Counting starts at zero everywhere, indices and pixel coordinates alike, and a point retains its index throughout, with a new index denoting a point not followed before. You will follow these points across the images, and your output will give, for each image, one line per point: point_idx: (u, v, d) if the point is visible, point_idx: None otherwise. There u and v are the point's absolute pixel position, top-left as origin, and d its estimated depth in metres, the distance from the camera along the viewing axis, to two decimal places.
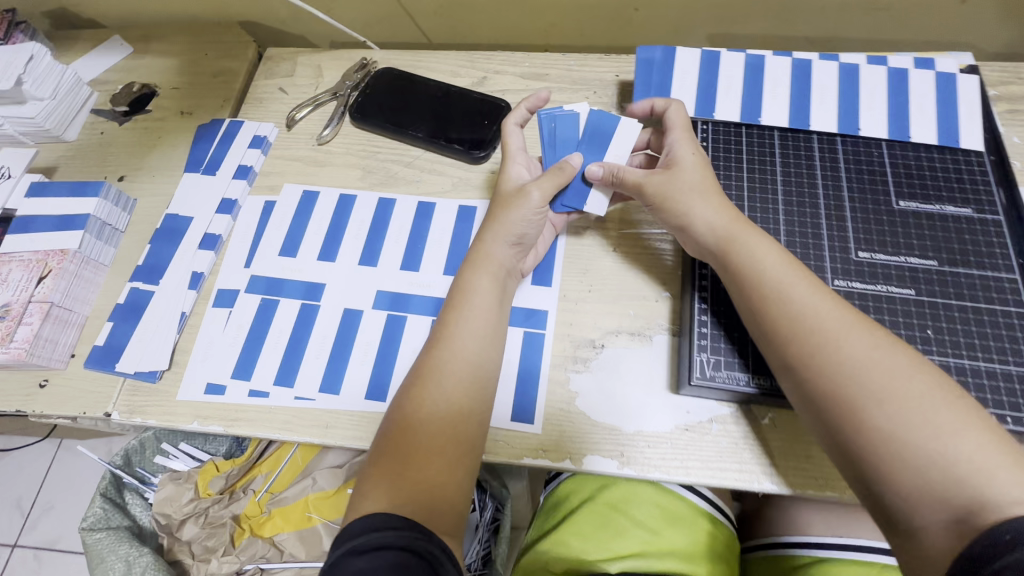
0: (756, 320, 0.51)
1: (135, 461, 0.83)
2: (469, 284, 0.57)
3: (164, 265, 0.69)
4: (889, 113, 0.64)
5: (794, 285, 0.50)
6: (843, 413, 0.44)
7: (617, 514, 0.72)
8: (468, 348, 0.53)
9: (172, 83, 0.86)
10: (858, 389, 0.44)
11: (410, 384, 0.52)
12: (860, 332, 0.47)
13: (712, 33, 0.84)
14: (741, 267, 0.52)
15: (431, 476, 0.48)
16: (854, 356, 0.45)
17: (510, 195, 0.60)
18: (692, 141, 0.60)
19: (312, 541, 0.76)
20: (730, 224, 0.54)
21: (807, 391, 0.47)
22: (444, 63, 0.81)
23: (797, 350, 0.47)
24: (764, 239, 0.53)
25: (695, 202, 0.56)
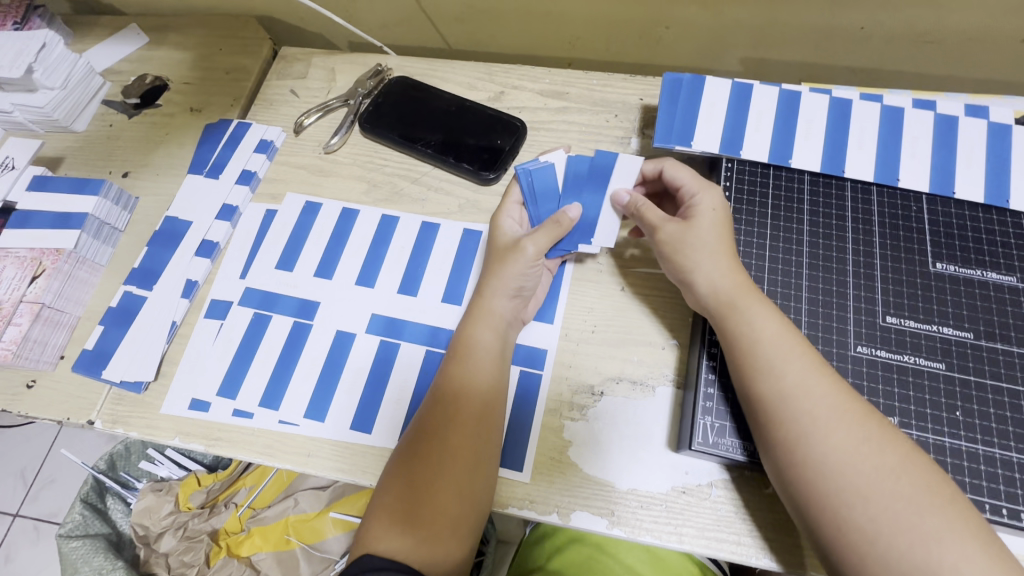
0: (745, 390, 0.48)
1: (119, 466, 0.92)
2: (472, 336, 0.55)
3: (160, 270, 0.68)
4: (932, 164, 0.59)
5: (789, 359, 0.46)
6: (824, 505, 0.42)
7: (604, 557, 0.68)
8: (472, 402, 0.52)
9: (184, 77, 0.84)
10: (842, 482, 0.42)
11: (411, 436, 0.51)
12: (852, 417, 0.44)
13: (747, 57, 0.79)
14: (735, 334, 0.49)
15: (433, 535, 0.47)
16: (839, 448, 0.42)
17: (506, 248, 0.59)
18: (718, 195, 0.56)
19: (289, 563, 0.81)
20: (734, 288, 0.51)
21: (788, 476, 0.44)
22: (461, 74, 0.78)
23: (784, 433, 0.44)
24: (766, 307, 0.50)
25: (704, 258, 0.53)
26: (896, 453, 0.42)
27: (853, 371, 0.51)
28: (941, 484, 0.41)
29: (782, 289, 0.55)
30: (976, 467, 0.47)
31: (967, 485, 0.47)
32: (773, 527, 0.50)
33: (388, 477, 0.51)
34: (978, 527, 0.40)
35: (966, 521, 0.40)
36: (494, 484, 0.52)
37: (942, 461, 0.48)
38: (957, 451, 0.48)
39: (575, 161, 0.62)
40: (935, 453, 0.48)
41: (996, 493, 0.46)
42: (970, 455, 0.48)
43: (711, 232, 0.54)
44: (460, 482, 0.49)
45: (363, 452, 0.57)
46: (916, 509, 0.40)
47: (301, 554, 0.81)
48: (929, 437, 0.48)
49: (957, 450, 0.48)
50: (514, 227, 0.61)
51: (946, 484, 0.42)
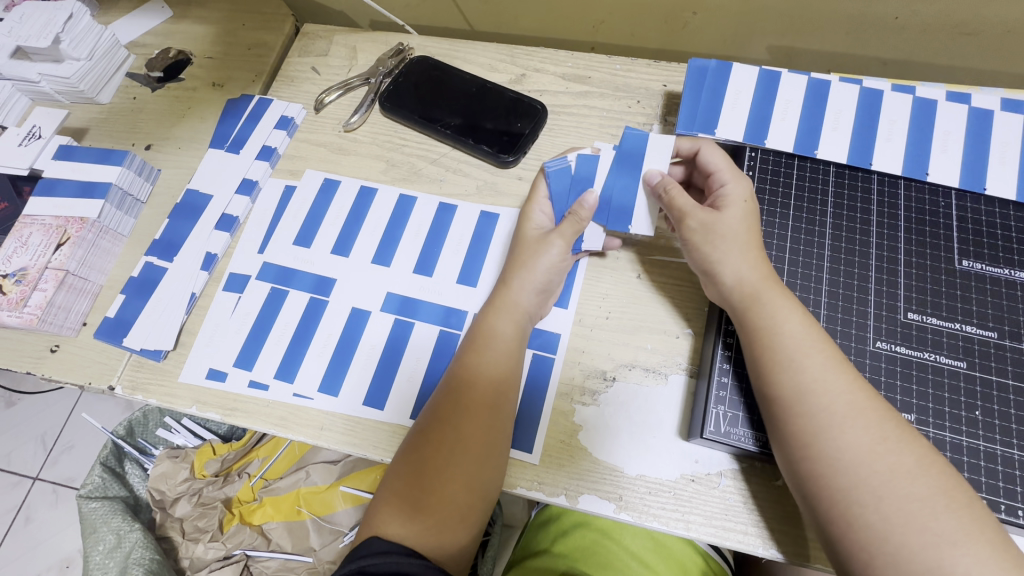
0: (762, 381, 0.47)
1: (137, 432, 0.94)
2: (491, 326, 0.55)
3: (180, 241, 0.69)
4: (964, 159, 0.57)
5: (809, 354, 0.46)
6: (835, 501, 0.42)
7: (608, 542, 0.69)
8: (486, 392, 0.52)
9: (207, 52, 0.84)
10: (855, 479, 0.41)
11: (423, 424, 0.52)
12: (871, 416, 0.43)
13: (775, 45, 0.78)
14: (755, 327, 0.48)
15: (441, 523, 0.48)
16: (856, 445, 0.42)
17: (534, 240, 0.59)
18: (748, 185, 0.56)
19: (299, 533, 0.84)
20: (760, 280, 0.50)
21: (801, 470, 0.44)
22: (482, 55, 0.77)
23: (801, 427, 0.44)
24: (789, 301, 0.49)
25: (732, 251, 0.52)
26: (911, 454, 0.42)
27: (870, 366, 0.51)
28: (954, 485, 0.41)
29: (802, 282, 0.54)
30: (993, 467, 0.47)
31: (983, 485, 0.46)
32: (782, 519, 0.50)
33: (398, 463, 0.51)
34: (990, 529, 0.39)
35: (979, 522, 0.40)
36: (503, 474, 0.52)
37: (958, 459, 0.47)
38: (974, 450, 0.47)
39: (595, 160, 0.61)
40: (952, 452, 0.47)
41: (1013, 494, 0.46)
42: (987, 455, 0.47)
43: (742, 223, 0.53)
44: (470, 472, 0.49)
45: (376, 428, 0.58)
46: (926, 509, 0.40)
47: (311, 526, 0.83)
48: (946, 435, 0.48)
49: (974, 450, 0.47)
50: (542, 220, 0.61)
51: (959, 485, 0.41)
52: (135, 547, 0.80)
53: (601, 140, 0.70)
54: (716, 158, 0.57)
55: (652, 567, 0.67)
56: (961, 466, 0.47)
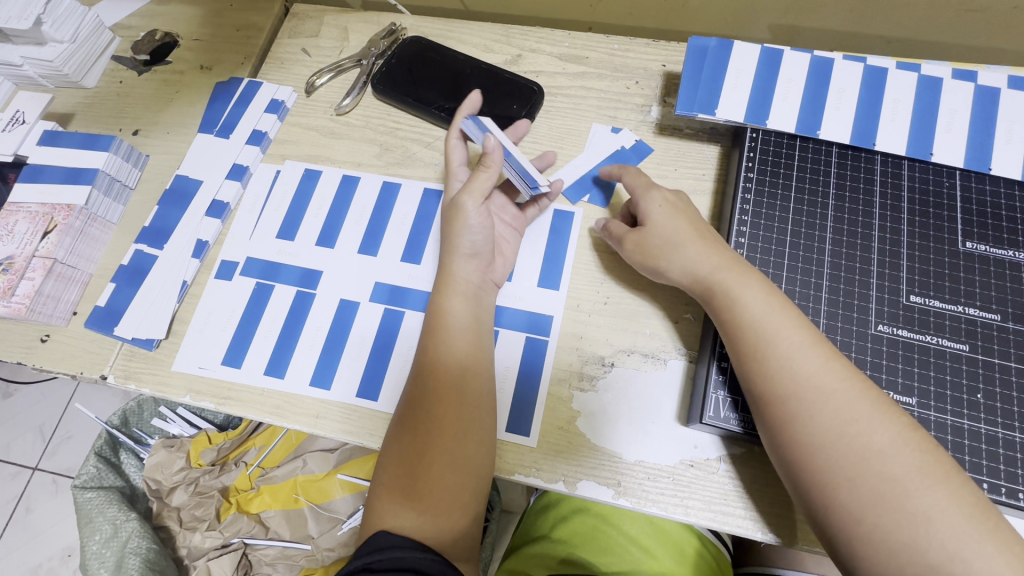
0: (739, 366, 0.47)
1: (132, 422, 0.93)
2: (444, 308, 0.55)
3: (170, 229, 0.67)
4: (969, 138, 0.56)
5: (790, 349, 0.45)
6: (818, 482, 0.41)
7: (607, 527, 0.69)
8: (452, 370, 0.52)
9: (194, 34, 0.82)
10: (836, 460, 0.41)
11: (398, 416, 0.51)
12: (855, 410, 0.42)
13: (776, 24, 0.76)
14: (741, 325, 0.47)
15: (436, 507, 0.47)
16: (844, 442, 0.41)
17: (449, 210, 0.59)
18: (659, 192, 0.57)
19: (296, 521, 0.84)
20: (731, 275, 0.49)
21: (783, 454, 0.44)
22: (477, 36, 0.76)
23: (774, 410, 0.44)
24: (768, 293, 0.48)
25: (674, 255, 0.53)
26: (910, 438, 0.41)
27: (872, 351, 0.50)
28: (955, 469, 0.41)
29: (802, 265, 0.54)
30: (994, 450, 0.46)
31: (985, 468, 0.46)
32: (779, 504, 0.50)
33: (383, 460, 0.50)
34: (991, 512, 0.39)
35: (979, 507, 0.39)
36: (492, 448, 0.51)
37: (959, 443, 0.47)
38: (975, 433, 0.47)
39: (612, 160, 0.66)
40: (954, 435, 0.47)
41: (1013, 477, 0.46)
42: (988, 438, 0.47)
43: (669, 225, 0.54)
44: (452, 451, 0.49)
45: (371, 417, 0.57)
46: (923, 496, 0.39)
47: (309, 514, 0.83)
48: (947, 419, 0.47)
49: (975, 434, 0.47)
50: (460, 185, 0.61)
51: (960, 470, 0.41)
52: (132, 537, 0.80)
53: (599, 122, 0.69)
54: (626, 182, 0.59)
55: (652, 553, 0.66)
56: (962, 449, 0.47)
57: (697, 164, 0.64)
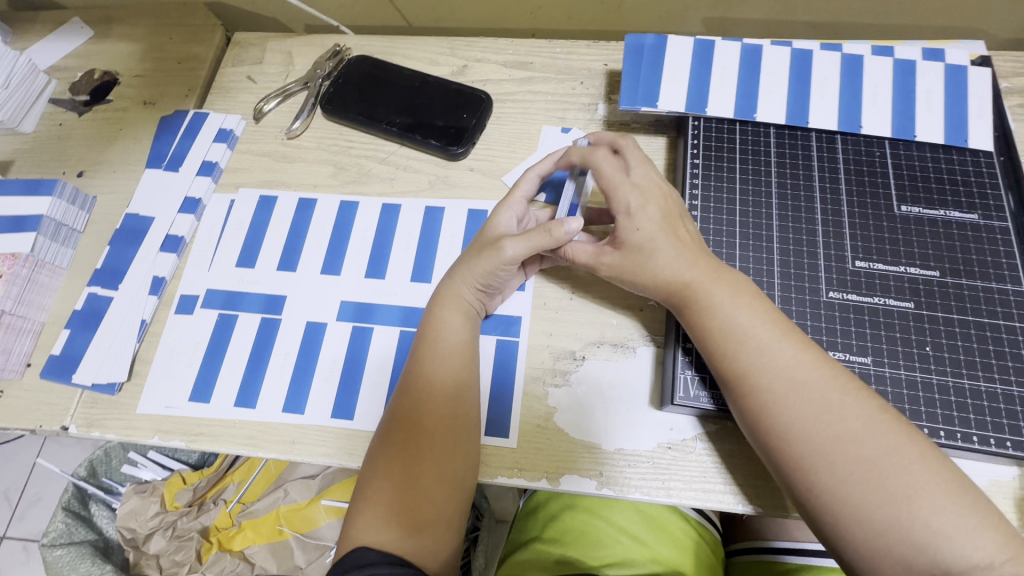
0: (714, 365, 0.48)
1: (101, 472, 0.91)
2: (438, 319, 0.55)
3: (124, 268, 0.66)
4: (893, 108, 0.59)
5: (749, 334, 0.47)
6: (799, 470, 0.43)
7: (595, 520, 0.69)
8: (445, 383, 0.52)
9: (134, 70, 0.81)
10: (816, 446, 0.42)
11: (386, 428, 0.51)
12: (815, 386, 0.44)
13: (709, 17, 0.79)
14: (701, 316, 0.49)
15: (422, 522, 0.47)
16: (806, 418, 0.43)
17: (488, 242, 0.56)
18: (641, 208, 0.52)
19: (283, 553, 0.82)
20: (691, 271, 0.50)
21: (764, 445, 0.45)
22: (421, 50, 0.77)
23: (749, 407, 0.46)
24: (728, 284, 0.49)
25: (654, 272, 0.51)
26: (868, 413, 0.43)
27: (825, 317, 0.52)
28: (907, 434, 0.42)
29: (754, 242, 0.56)
30: (947, 399, 0.49)
31: (940, 416, 0.48)
32: (756, 475, 0.51)
33: (368, 472, 0.50)
34: (948, 477, 0.41)
35: (936, 471, 0.41)
36: (478, 462, 0.52)
37: (915, 395, 0.49)
38: (928, 384, 0.49)
39: None
40: (908, 388, 0.49)
41: (966, 422, 0.48)
42: (940, 387, 0.49)
43: (654, 241, 0.51)
44: (442, 464, 0.49)
45: (349, 437, 0.57)
46: (880, 466, 0.41)
47: (295, 544, 0.81)
48: (901, 373, 0.50)
49: (929, 384, 0.49)
50: (508, 224, 0.57)
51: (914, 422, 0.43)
52: None
53: (548, 124, 0.70)
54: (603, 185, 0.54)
55: (643, 540, 0.67)
56: (917, 401, 0.49)
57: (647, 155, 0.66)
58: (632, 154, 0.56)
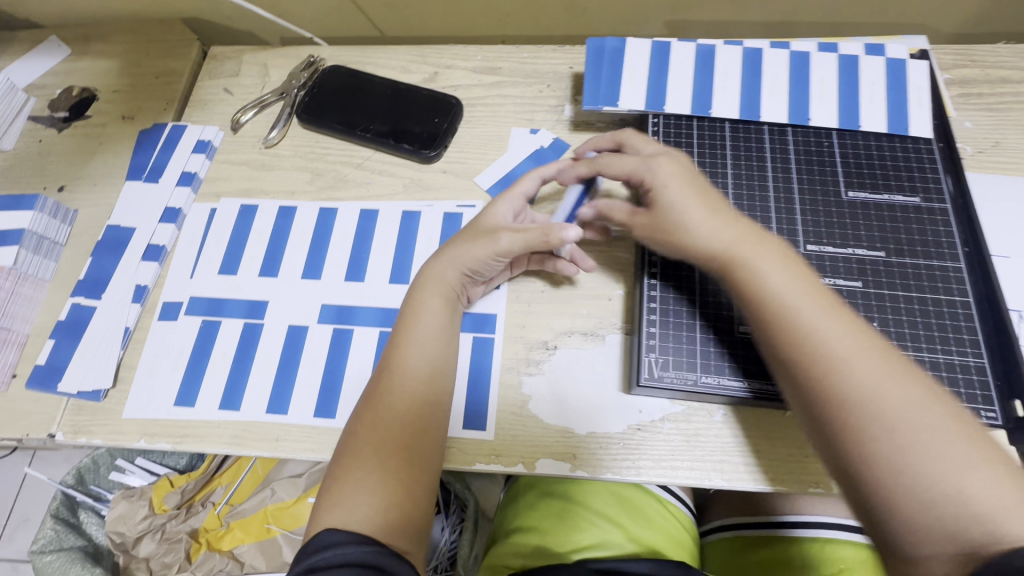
0: (765, 335, 0.47)
1: (89, 479, 0.91)
2: (419, 303, 0.57)
3: (107, 278, 0.67)
4: (839, 101, 0.63)
5: (800, 304, 0.46)
6: (853, 441, 0.42)
7: (573, 506, 0.72)
8: (420, 367, 0.54)
9: (113, 86, 0.82)
10: (874, 416, 0.41)
11: (360, 410, 0.53)
12: (872, 355, 0.43)
13: (670, 20, 0.83)
14: (747, 286, 0.48)
15: (390, 501, 0.48)
16: (866, 386, 0.42)
17: (483, 230, 0.58)
18: (668, 170, 0.55)
19: (272, 551, 0.82)
20: (740, 241, 0.50)
21: (813, 407, 0.44)
22: (394, 59, 0.80)
23: (810, 374, 0.44)
24: (775, 256, 0.49)
25: (700, 232, 0.51)
26: (925, 388, 0.42)
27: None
28: (959, 414, 0.42)
29: None
30: None
31: None
32: (720, 452, 0.54)
33: (341, 452, 0.51)
34: (999, 459, 0.40)
35: (989, 454, 0.40)
36: (445, 448, 0.54)
37: None
38: None
39: (523, 164, 0.70)
40: None
41: None
42: None
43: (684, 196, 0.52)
44: (411, 446, 0.51)
45: (331, 432, 0.58)
46: (940, 440, 0.40)
47: (284, 541, 0.81)
48: None
49: None
50: (505, 215, 0.60)
51: None
52: None
53: (517, 126, 0.73)
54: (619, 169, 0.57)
55: (622, 523, 0.70)
56: None
57: None
58: (636, 139, 0.60)
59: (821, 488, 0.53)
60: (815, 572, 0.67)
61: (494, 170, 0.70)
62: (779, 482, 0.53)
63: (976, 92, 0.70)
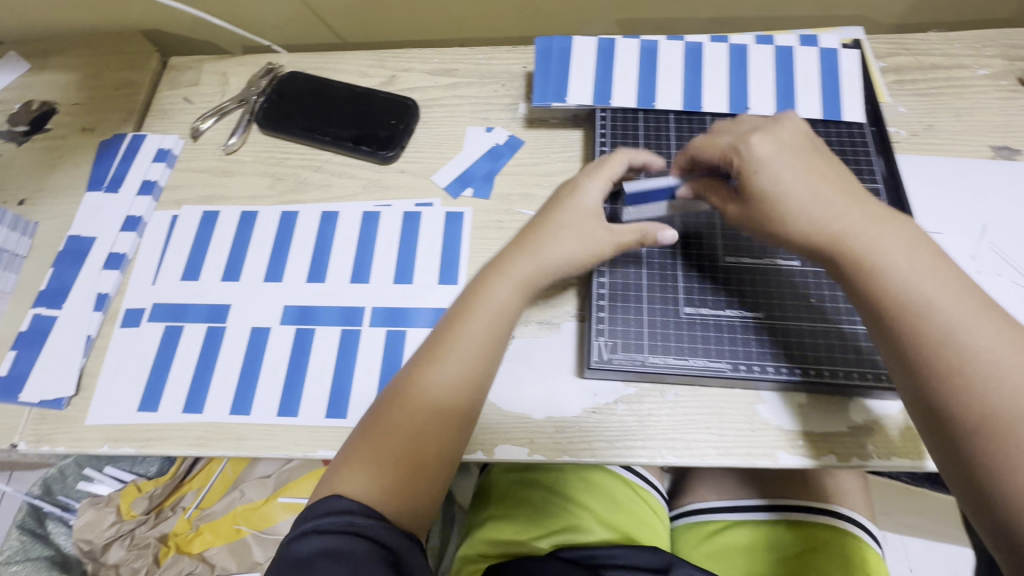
0: (895, 328, 0.44)
1: (57, 490, 0.92)
2: (486, 292, 0.56)
3: (68, 288, 0.68)
4: (776, 90, 0.66)
5: (934, 300, 0.43)
6: (984, 445, 0.40)
7: (541, 492, 0.74)
8: (473, 360, 0.53)
9: (72, 99, 0.83)
10: (1015, 424, 0.39)
11: (388, 392, 0.53)
12: (1019, 360, 0.41)
13: (621, 19, 0.86)
14: (870, 277, 0.45)
15: (410, 484, 0.49)
16: (1009, 390, 0.40)
17: (591, 227, 0.58)
18: (768, 150, 0.51)
19: (241, 551, 0.84)
20: (874, 232, 0.46)
21: (942, 403, 0.42)
22: (352, 64, 0.81)
23: (941, 373, 0.42)
24: (905, 250, 0.45)
25: (807, 218, 0.48)
26: None
27: (713, 292, 0.60)
28: None
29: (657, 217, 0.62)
30: None
31: None
32: (672, 430, 0.56)
33: (365, 429, 0.52)
34: None
35: None
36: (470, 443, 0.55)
37: None
38: None
39: (479, 162, 0.72)
40: None
41: None
42: None
43: (786, 172, 0.49)
44: (442, 437, 0.51)
45: (294, 430, 0.59)
46: None
47: (253, 541, 0.84)
48: None
49: None
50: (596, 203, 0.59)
51: None
52: None
53: (473, 125, 0.75)
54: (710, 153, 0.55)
55: (589, 506, 0.72)
56: None
57: (565, 149, 0.71)
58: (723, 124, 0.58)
59: (768, 460, 0.54)
60: (778, 551, 0.70)
61: (449, 169, 0.72)
62: (729, 456, 0.55)
63: (909, 79, 0.73)
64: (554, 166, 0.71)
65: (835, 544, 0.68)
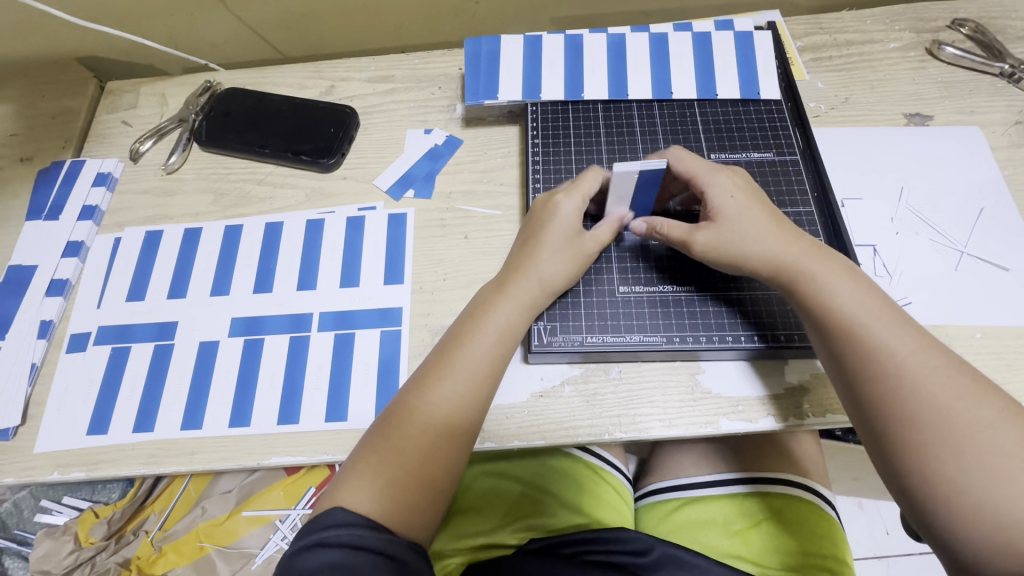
0: (841, 345, 0.49)
1: (12, 524, 0.86)
2: (489, 309, 0.56)
3: (10, 317, 0.67)
4: (696, 74, 0.69)
5: (871, 322, 0.48)
6: (919, 453, 0.44)
7: (503, 481, 0.74)
8: (474, 378, 0.53)
9: (9, 130, 0.82)
10: (944, 430, 0.44)
11: (388, 413, 0.52)
12: (946, 372, 0.45)
13: (554, 17, 0.88)
14: (812, 300, 0.51)
15: (411, 504, 0.48)
16: (936, 400, 0.44)
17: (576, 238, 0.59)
18: (728, 185, 0.57)
19: (206, 567, 0.86)
20: (815, 259, 0.52)
21: (879, 411, 0.46)
22: (291, 76, 0.82)
23: (877, 384, 0.46)
24: (844, 277, 0.51)
25: (755, 247, 0.54)
26: (1000, 407, 0.44)
27: (647, 268, 0.63)
28: None
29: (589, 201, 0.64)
30: None
31: None
32: (617, 407, 0.58)
33: (364, 449, 0.50)
34: None
35: None
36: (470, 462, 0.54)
37: None
38: None
39: (418, 163, 0.73)
40: None
41: None
42: None
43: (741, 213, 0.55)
44: (443, 457, 0.50)
45: (246, 439, 0.60)
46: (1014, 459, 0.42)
47: (218, 556, 0.86)
48: None
49: None
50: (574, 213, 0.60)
51: None
52: None
53: (412, 128, 0.76)
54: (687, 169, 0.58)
55: (552, 492, 0.73)
56: None
57: (502, 145, 0.73)
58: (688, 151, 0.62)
59: (710, 427, 0.56)
60: (740, 523, 0.70)
61: (389, 173, 0.73)
62: (672, 427, 0.56)
63: (826, 57, 0.77)
64: (492, 162, 0.72)
65: (790, 515, 0.70)
